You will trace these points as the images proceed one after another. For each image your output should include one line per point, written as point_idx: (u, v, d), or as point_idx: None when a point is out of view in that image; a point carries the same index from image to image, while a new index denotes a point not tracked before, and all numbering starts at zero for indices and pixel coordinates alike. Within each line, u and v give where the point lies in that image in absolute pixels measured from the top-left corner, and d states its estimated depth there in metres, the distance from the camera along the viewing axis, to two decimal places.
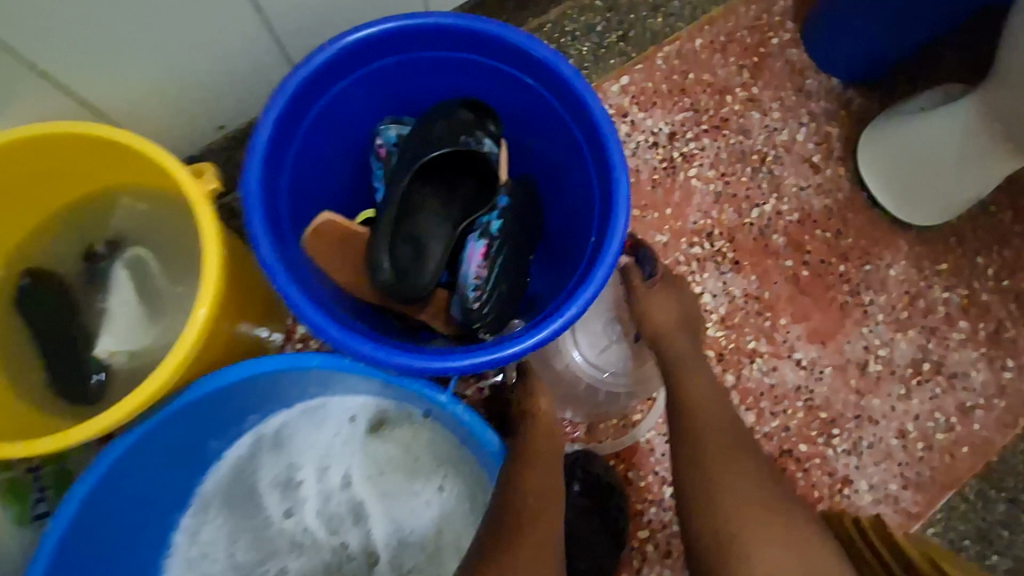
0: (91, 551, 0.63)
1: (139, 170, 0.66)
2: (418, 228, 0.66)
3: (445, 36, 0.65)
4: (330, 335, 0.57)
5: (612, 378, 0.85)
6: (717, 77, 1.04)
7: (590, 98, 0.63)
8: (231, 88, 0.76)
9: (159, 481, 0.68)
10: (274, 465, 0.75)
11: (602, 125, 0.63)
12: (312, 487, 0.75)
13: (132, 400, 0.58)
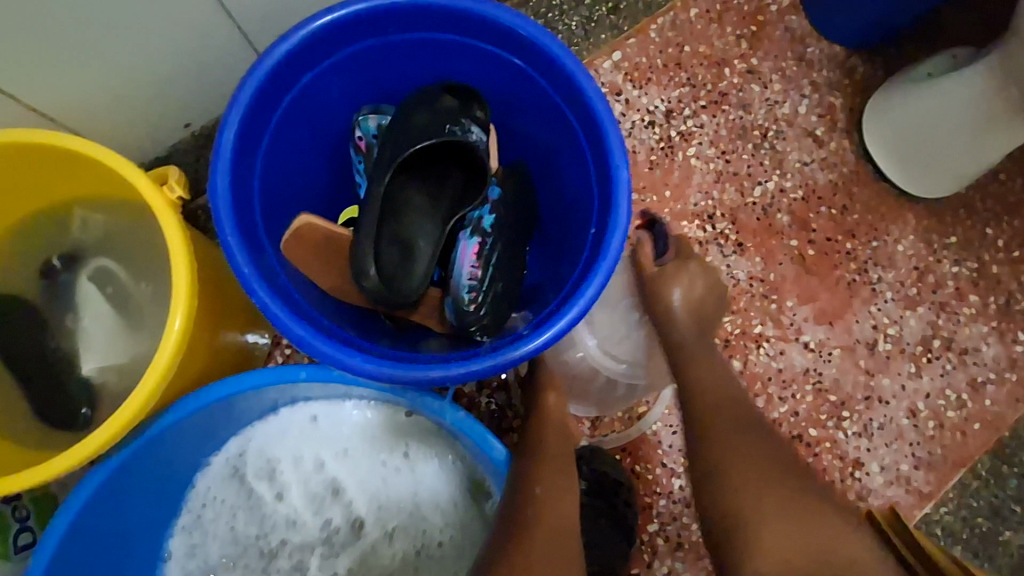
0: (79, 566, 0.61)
1: (97, 179, 0.62)
2: (404, 227, 0.62)
3: (424, 16, 0.60)
4: (315, 348, 0.53)
5: (629, 371, 0.78)
6: (714, 48, 0.99)
7: (584, 80, 0.58)
8: (198, 82, 0.71)
9: (143, 496, 0.65)
10: (253, 464, 0.71)
11: (598, 110, 0.58)
12: (293, 470, 0.71)
13: (107, 427, 0.54)
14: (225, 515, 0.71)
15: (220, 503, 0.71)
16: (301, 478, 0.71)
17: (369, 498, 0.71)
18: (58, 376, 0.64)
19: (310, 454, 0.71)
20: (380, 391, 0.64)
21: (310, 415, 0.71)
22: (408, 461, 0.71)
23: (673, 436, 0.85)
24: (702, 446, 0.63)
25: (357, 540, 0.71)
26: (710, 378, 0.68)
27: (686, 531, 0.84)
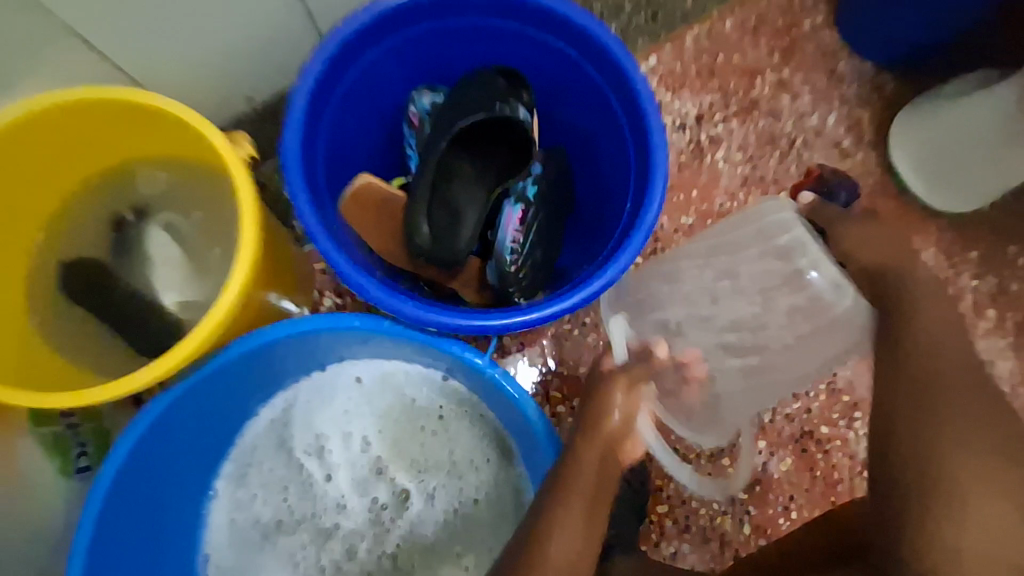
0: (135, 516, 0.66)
1: (175, 138, 0.65)
2: (453, 193, 0.66)
3: (482, 3, 0.66)
4: (370, 295, 0.57)
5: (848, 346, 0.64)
6: (748, 58, 1.03)
7: (628, 68, 0.63)
8: (268, 60, 0.78)
9: (192, 447, 0.70)
10: (301, 423, 0.75)
11: (641, 96, 0.63)
12: (333, 445, 0.75)
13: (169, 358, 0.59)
14: (268, 487, 0.75)
15: (263, 475, 0.75)
16: (342, 442, 0.76)
17: (405, 463, 0.75)
18: (121, 316, 0.67)
19: (358, 422, 0.76)
20: (418, 347, 0.69)
21: (343, 381, 0.75)
22: (449, 433, 0.75)
23: None
24: (922, 404, 0.47)
25: (397, 506, 0.75)
26: (955, 335, 0.49)
27: (695, 514, 0.87)
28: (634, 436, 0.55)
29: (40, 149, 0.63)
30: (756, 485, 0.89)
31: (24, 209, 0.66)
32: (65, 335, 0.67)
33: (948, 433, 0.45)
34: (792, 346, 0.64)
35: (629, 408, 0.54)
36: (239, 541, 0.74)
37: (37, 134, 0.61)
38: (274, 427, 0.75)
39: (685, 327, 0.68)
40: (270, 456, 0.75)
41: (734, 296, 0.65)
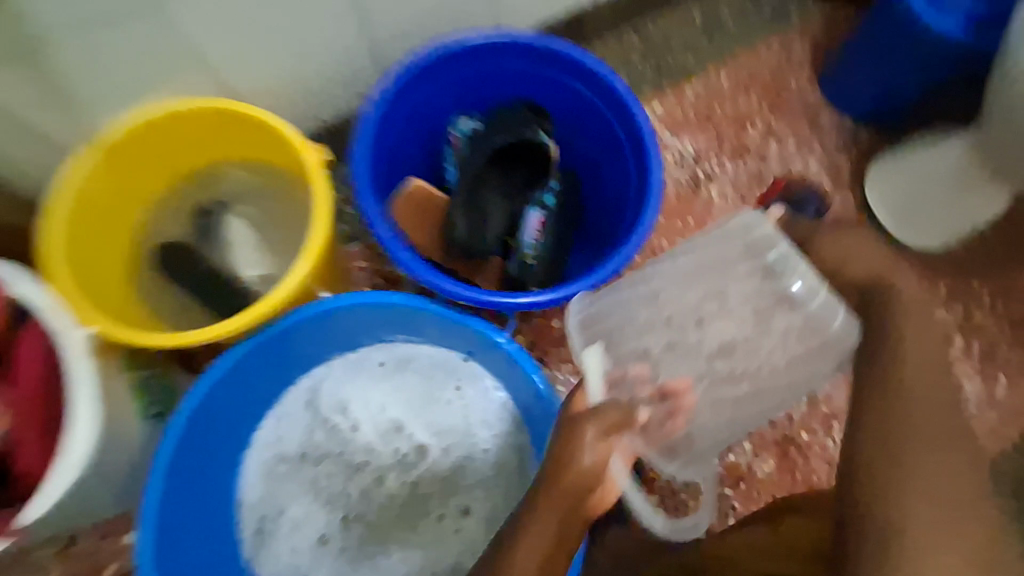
0: (191, 460, 0.75)
1: (266, 146, 0.77)
2: (484, 200, 0.80)
3: (518, 50, 0.80)
4: (418, 273, 0.70)
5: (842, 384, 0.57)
6: (740, 109, 1.18)
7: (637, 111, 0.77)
8: None
9: (239, 405, 0.80)
10: (330, 389, 0.85)
11: (646, 135, 0.76)
12: (359, 407, 0.85)
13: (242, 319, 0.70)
14: (301, 445, 0.84)
15: (296, 434, 0.85)
16: (367, 405, 0.85)
17: (424, 424, 0.85)
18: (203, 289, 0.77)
19: (384, 392, 0.86)
20: (447, 329, 0.79)
21: (369, 352, 0.85)
22: (463, 402, 0.85)
23: None
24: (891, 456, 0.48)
25: (416, 460, 0.84)
26: (934, 395, 0.50)
27: (684, 505, 0.95)
28: (607, 481, 0.50)
29: (156, 145, 0.75)
30: (740, 482, 0.97)
31: (126, 200, 0.77)
32: (156, 300, 0.79)
33: (922, 481, 0.47)
34: (782, 372, 0.56)
35: (599, 453, 0.50)
36: (271, 492, 0.83)
37: (158, 134, 0.74)
38: (306, 392, 0.85)
39: (665, 356, 0.57)
40: (301, 417, 0.85)
41: (720, 319, 0.56)
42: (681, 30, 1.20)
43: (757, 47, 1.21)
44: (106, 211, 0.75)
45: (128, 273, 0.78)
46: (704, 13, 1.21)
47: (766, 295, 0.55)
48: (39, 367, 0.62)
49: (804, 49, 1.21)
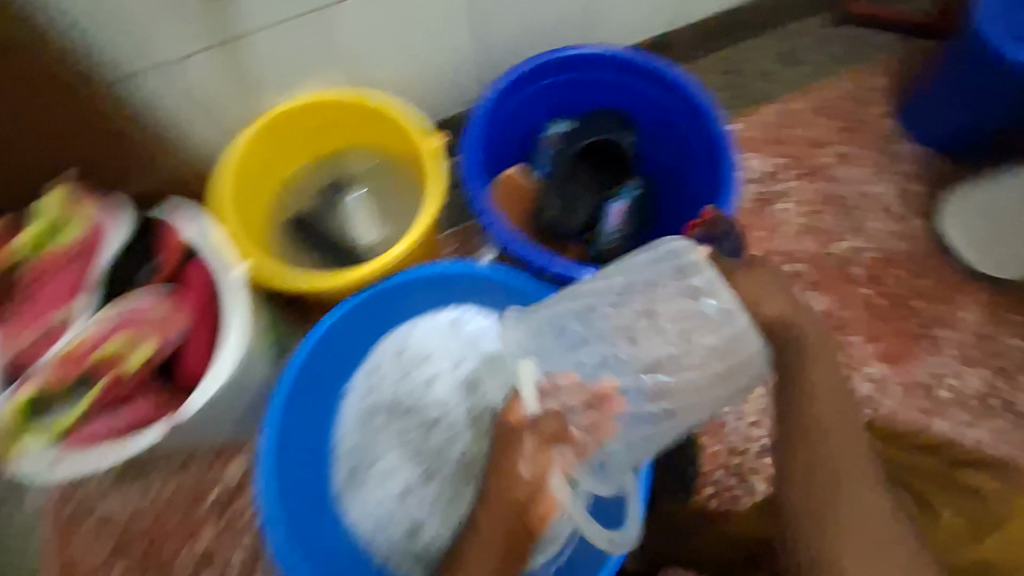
0: (300, 404, 0.86)
1: (390, 134, 0.91)
2: (571, 191, 0.90)
3: (610, 63, 0.90)
4: (513, 246, 0.80)
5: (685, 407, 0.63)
6: (813, 134, 1.23)
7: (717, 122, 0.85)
8: None
9: (339, 358, 0.90)
10: (417, 350, 0.92)
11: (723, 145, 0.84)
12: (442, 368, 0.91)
13: (356, 275, 0.81)
14: (391, 400, 0.91)
15: (387, 389, 0.92)
16: (450, 366, 0.91)
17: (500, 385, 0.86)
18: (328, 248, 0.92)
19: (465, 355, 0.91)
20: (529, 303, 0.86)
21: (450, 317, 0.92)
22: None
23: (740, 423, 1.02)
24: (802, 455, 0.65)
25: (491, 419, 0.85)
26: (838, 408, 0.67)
27: (739, 500, 0.98)
28: (548, 496, 0.56)
29: (303, 128, 0.90)
30: None
31: (275, 171, 0.93)
32: (286, 253, 0.94)
33: (851, 494, 0.62)
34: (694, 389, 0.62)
35: (537, 463, 0.56)
36: (360, 438, 0.91)
37: (307, 119, 0.89)
38: (396, 352, 0.93)
39: (598, 370, 0.62)
40: (391, 373, 0.92)
41: (653, 336, 0.63)
42: (759, 58, 1.26)
43: (832, 78, 1.26)
44: (257, 179, 0.90)
45: (269, 234, 0.94)
46: (781, 43, 1.27)
47: (685, 322, 0.63)
48: (208, 289, 0.73)
49: (880, 81, 1.25)
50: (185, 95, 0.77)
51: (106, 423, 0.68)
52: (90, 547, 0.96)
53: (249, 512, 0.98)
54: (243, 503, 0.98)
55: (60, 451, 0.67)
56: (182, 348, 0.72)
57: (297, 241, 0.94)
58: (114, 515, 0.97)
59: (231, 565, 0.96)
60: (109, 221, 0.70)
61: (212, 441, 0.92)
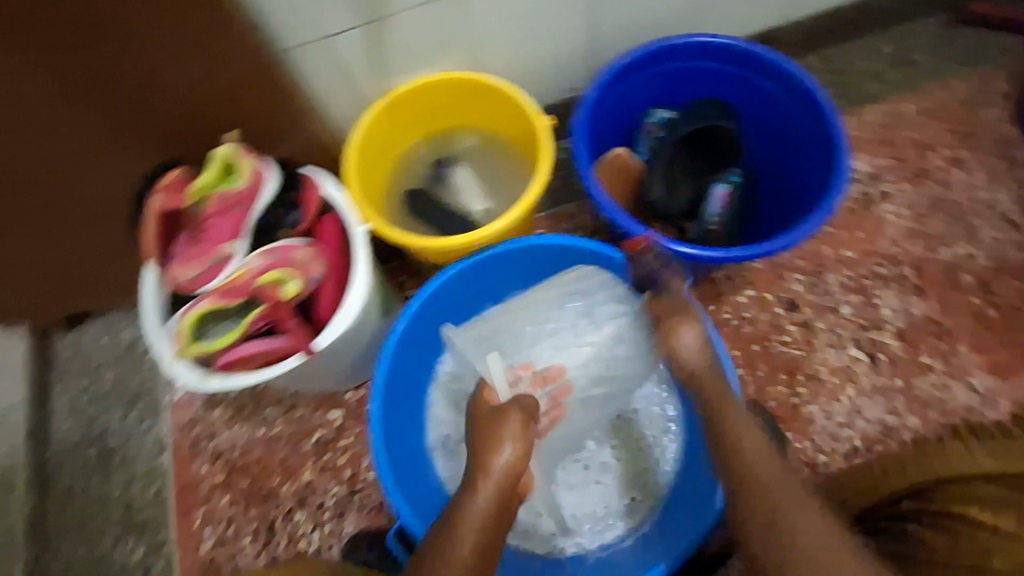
0: (403, 374, 0.91)
1: (504, 112, 0.97)
2: (675, 175, 0.92)
3: (720, 53, 0.92)
4: (619, 220, 0.83)
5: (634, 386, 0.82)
6: (924, 136, 1.18)
7: (830, 113, 0.85)
8: None
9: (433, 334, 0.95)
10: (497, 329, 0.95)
11: (836, 135, 0.84)
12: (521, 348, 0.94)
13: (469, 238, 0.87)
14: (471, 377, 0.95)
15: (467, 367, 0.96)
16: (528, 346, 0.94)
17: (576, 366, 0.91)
18: (438, 215, 0.99)
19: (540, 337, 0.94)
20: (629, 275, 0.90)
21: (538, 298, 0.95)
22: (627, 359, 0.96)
23: (826, 421, 1.03)
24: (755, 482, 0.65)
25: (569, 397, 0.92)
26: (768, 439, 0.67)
27: None
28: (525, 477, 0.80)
29: (423, 107, 0.97)
30: None
31: (391, 146, 1.00)
32: (399, 220, 1.01)
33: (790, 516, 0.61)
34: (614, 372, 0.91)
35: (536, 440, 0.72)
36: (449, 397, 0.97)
37: (427, 97, 0.96)
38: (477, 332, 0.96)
39: (552, 359, 0.91)
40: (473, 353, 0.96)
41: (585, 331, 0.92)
42: (867, 58, 1.22)
43: (949, 79, 1.20)
44: (377, 152, 0.98)
45: (384, 204, 1.02)
46: (894, 43, 1.22)
47: (610, 329, 0.91)
48: (341, 240, 0.83)
49: (1001, 84, 1.19)
50: (331, 66, 0.86)
51: (257, 345, 0.77)
52: (207, 473, 1.09)
53: (346, 455, 1.08)
54: (341, 447, 1.08)
55: (220, 368, 0.77)
56: (319, 288, 0.80)
57: (410, 211, 1.01)
58: (229, 447, 1.10)
59: (328, 503, 1.06)
60: (265, 168, 0.77)
61: (320, 387, 1.03)
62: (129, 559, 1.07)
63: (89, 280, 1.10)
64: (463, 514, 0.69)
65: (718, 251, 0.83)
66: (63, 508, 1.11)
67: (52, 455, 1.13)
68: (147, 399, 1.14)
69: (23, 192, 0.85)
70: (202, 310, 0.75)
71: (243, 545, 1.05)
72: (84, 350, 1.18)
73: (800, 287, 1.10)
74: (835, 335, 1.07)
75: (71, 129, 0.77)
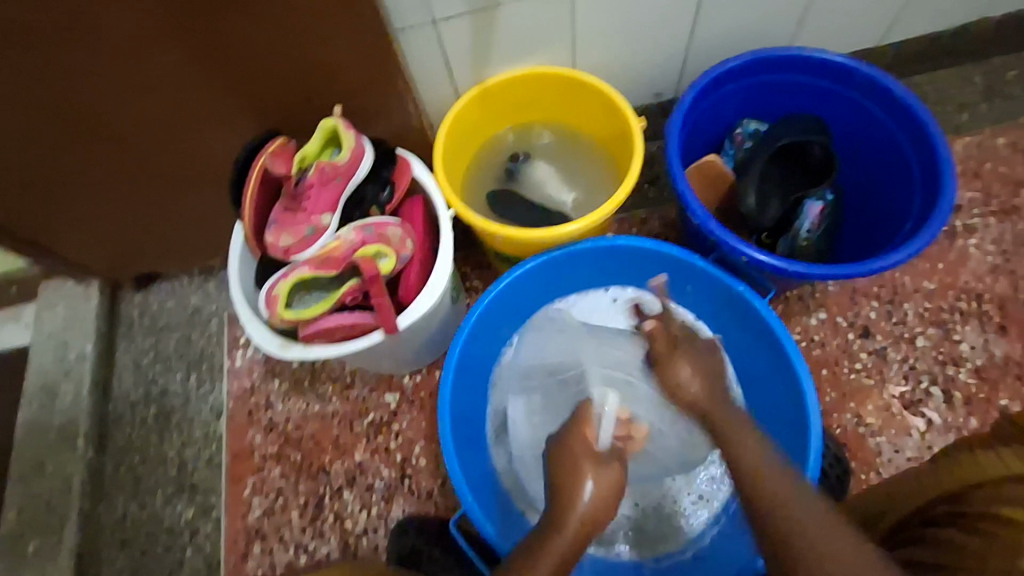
0: (466, 388, 0.90)
1: (594, 110, 0.97)
2: (765, 187, 0.91)
3: (821, 68, 0.90)
4: (711, 228, 0.80)
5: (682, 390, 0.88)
6: (1016, 171, 1.12)
7: (937, 134, 0.83)
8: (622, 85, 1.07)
9: (488, 351, 0.94)
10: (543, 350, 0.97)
11: (942, 156, 0.82)
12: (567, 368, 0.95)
13: (553, 233, 0.86)
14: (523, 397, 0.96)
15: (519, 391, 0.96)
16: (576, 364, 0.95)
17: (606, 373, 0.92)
18: (520, 206, 0.99)
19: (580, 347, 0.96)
20: (713, 283, 0.88)
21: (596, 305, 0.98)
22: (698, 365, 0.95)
23: (894, 455, 1.00)
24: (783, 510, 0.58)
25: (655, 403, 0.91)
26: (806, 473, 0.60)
27: None
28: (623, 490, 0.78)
29: (513, 99, 0.98)
30: None
31: (477, 136, 1.02)
32: (479, 207, 1.02)
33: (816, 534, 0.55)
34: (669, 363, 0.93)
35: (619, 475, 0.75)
36: (525, 393, 0.96)
37: (519, 90, 0.96)
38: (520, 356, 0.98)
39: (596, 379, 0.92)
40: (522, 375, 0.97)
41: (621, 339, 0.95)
42: (958, 87, 1.18)
43: None
44: (465, 139, 0.99)
45: (467, 191, 1.03)
46: (988, 75, 1.18)
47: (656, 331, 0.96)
48: (427, 220, 0.84)
49: None
50: (432, 49, 0.88)
51: (345, 317, 0.77)
52: (260, 443, 1.11)
53: (398, 440, 1.08)
54: (394, 431, 1.09)
55: (305, 336, 0.78)
56: (406, 266, 0.82)
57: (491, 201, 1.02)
58: (283, 420, 1.11)
59: (377, 485, 1.06)
60: (364, 145, 0.79)
61: (380, 368, 1.04)
62: (178, 519, 1.09)
63: (166, 242, 1.13)
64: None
65: (813, 267, 0.78)
66: (119, 463, 1.13)
67: (113, 410, 1.16)
68: (207, 364, 1.17)
69: (126, 150, 0.89)
70: (298, 278, 0.77)
71: (290, 518, 1.06)
72: (152, 311, 1.22)
73: (874, 314, 1.07)
74: (907, 367, 1.04)
75: (184, 92, 0.80)
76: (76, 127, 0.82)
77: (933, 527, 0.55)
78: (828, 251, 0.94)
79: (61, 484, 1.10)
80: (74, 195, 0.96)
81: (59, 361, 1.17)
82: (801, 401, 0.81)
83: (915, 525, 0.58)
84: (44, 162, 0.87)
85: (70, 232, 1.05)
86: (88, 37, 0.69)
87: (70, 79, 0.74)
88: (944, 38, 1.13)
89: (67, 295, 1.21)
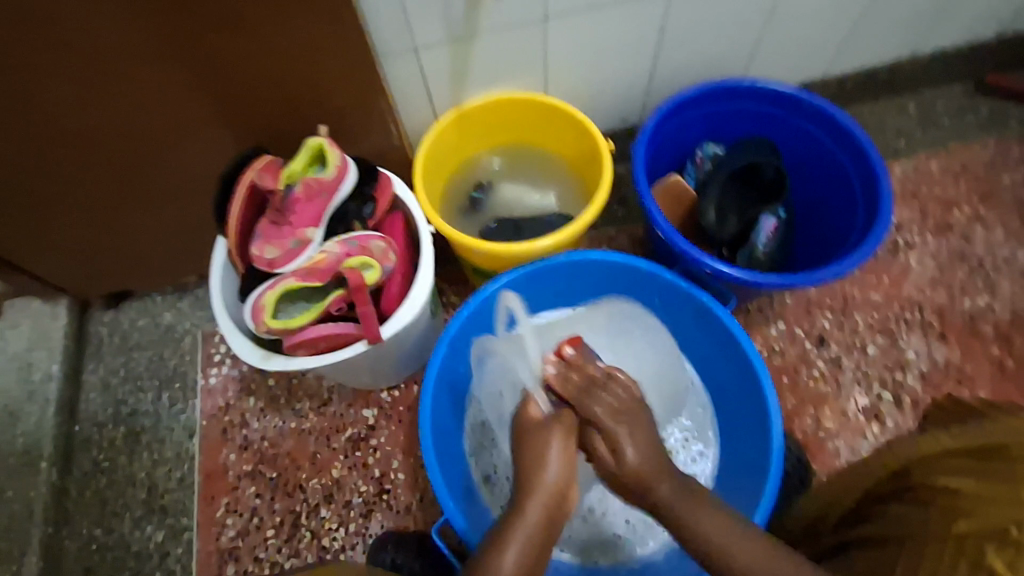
0: (446, 399, 0.92)
1: (566, 132, 1.03)
2: (723, 205, 0.99)
3: (772, 97, 0.98)
4: (674, 239, 0.85)
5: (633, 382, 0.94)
6: (947, 193, 1.23)
7: (874, 157, 0.91)
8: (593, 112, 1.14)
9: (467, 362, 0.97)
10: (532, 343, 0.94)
11: (880, 178, 0.90)
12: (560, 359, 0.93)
13: (529, 245, 0.90)
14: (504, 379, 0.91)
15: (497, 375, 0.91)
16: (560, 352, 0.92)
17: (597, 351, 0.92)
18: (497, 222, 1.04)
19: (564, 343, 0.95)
20: (680, 292, 0.92)
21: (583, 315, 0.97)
22: None
23: (850, 455, 1.06)
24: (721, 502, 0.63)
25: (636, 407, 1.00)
26: None
27: None
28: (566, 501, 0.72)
29: (490, 121, 1.04)
30: None
31: (455, 154, 1.06)
32: (460, 226, 1.07)
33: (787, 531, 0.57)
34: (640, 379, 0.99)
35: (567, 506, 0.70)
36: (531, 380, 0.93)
37: (495, 113, 1.02)
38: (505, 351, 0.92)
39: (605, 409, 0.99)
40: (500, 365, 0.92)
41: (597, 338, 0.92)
42: (894, 117, 1.30)
43: (970, 142, 1.27)
44: (443, 159, 1.04)
45: (447, 208, 1.08)
46: (920, 105, 1.30)
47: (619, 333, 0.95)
48: (406, 235, 0.88)
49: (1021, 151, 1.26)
50: (411, 73, 0.92)
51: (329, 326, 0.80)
52: (234, 462, 1.09)
53: (376, 455, 1.09)
54: (372, 446, 1.09)
55: (288, 347, 0.80)
56: (388, 278, 0.85)
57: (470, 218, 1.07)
58: (258, 438, 1.11)
59: (356, 501, 1.06)
60: (348, 163, 0.83)
61: (358, 383, 1.05)
62: (147, 543, 1.06)
63: (139, 259, 1.13)
64: (531, 495, 0.70)
65: (770, 277, 0.84)
66: (83, 486, 1.10)
67: (79, 431, 1.13)
68: (180, 383, 1.15)
69: (106, 166, 0.89)
70: (283, 289, 0.80)
71: (265, 537, 1.05)
72: (123, 330, 1.20)
73: (828, 324, 1.14)
74: (860, 372, 1.11)
75: (166, 107, 0.81)
76: (57, 143, 0.83)
77: (881, 502, 0.61)
78: (783, 263, 1.02)
79: (24, 509, 1.07)
80: (48, 211, 0.96)
81: (23, 382, 1.15)
82: (763, 404, 0.86)
83: (870, 502, 0.64)
84: (18, 176, 0.87)
85: (41, 250, 1.04)
86: (77, 56, 0.71)
87: (55, 96, 0.75)
88: (881, 72, 1.24)
89: (34, 315, 1.19)
